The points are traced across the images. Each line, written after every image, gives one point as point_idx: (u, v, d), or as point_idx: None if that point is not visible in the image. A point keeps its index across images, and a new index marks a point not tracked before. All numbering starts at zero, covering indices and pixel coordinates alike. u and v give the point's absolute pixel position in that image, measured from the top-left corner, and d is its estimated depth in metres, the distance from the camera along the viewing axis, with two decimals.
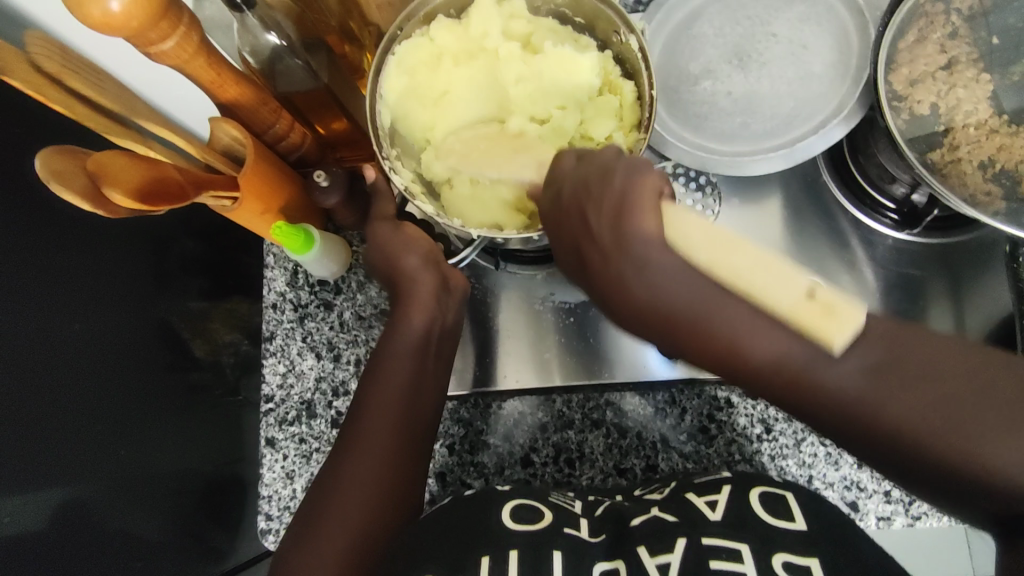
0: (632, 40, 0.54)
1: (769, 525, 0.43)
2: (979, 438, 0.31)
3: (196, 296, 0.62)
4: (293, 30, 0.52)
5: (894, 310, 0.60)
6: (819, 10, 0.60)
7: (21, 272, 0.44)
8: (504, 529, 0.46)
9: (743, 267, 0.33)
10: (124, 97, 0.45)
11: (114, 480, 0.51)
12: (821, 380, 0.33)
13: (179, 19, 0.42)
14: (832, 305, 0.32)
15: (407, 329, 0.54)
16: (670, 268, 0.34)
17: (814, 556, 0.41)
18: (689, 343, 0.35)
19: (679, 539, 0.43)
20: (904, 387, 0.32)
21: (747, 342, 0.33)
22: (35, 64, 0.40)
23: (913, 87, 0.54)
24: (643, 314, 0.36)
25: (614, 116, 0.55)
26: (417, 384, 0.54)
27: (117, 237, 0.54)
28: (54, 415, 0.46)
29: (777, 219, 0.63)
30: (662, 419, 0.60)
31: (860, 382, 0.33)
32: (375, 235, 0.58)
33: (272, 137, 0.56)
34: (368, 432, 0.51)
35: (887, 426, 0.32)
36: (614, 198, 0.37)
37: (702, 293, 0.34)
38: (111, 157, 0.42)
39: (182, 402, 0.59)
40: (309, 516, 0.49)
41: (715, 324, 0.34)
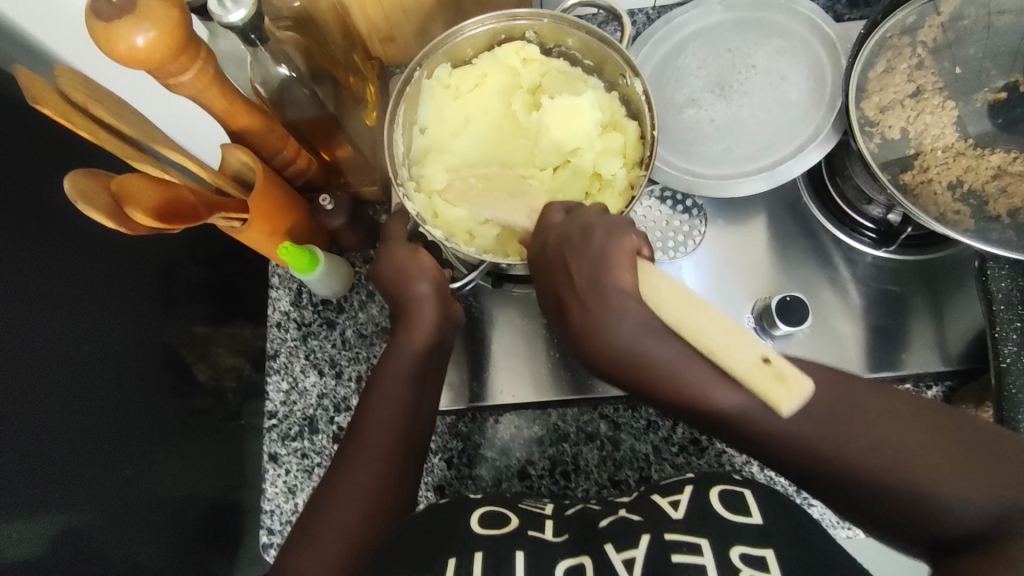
0: (638, 84, 0.57)
1: (728, 522, 0.45)
2: (943, 483, 0.38)
3: (200, 321, 0.64)
4: (302, 62, 0.56)
5: (876, 324, 0.63)
6: (795, 43, 0.65)
7: (29, 304, 0.46)
8: (467, 531, 0.48)
9: (705, 326, 0.39)
10: (142, 123, 0.48)
11: (112, 507, 0.51)
12: (780, 426, 0.40)
13: (197, 54, 0.46)
14: (783, 376, 0.36)
15: (405, 346, 0.57)
16: (636, 321, 0.42)
17: (768, 547, 0.43)
18: (638, 376, 0.43)
19: (645, 535, 0.46)
20: (841, 426, 0.40)
21: (693, 388, 0.41)
22: (63, 93, 0.42)
23: (884, 113, 0.57)
24: (622, 365, 0.43)
25: (618, 153, 0.59)
26: (415, 401, 0.56)
27: (127, 266, 0.56)
28: (56, 439, 0.47)
29: (763, 236, 0.66)
30: (653, 433, 0.62)
31: (803, 425, 0.40)
32: (392, 255, 0.60)
33: (280, 163, 0.59)
34: (363, 446, 0.53)
35: (843, 463, 0.40)
36: (588, 266, 0.44)
37: (672, 360, 0.41)
38: (133, 179, 0.46)
39: (183, 426, 0.60)
40: (307, 522, 0.51)
41: (681, 386, 0.41)
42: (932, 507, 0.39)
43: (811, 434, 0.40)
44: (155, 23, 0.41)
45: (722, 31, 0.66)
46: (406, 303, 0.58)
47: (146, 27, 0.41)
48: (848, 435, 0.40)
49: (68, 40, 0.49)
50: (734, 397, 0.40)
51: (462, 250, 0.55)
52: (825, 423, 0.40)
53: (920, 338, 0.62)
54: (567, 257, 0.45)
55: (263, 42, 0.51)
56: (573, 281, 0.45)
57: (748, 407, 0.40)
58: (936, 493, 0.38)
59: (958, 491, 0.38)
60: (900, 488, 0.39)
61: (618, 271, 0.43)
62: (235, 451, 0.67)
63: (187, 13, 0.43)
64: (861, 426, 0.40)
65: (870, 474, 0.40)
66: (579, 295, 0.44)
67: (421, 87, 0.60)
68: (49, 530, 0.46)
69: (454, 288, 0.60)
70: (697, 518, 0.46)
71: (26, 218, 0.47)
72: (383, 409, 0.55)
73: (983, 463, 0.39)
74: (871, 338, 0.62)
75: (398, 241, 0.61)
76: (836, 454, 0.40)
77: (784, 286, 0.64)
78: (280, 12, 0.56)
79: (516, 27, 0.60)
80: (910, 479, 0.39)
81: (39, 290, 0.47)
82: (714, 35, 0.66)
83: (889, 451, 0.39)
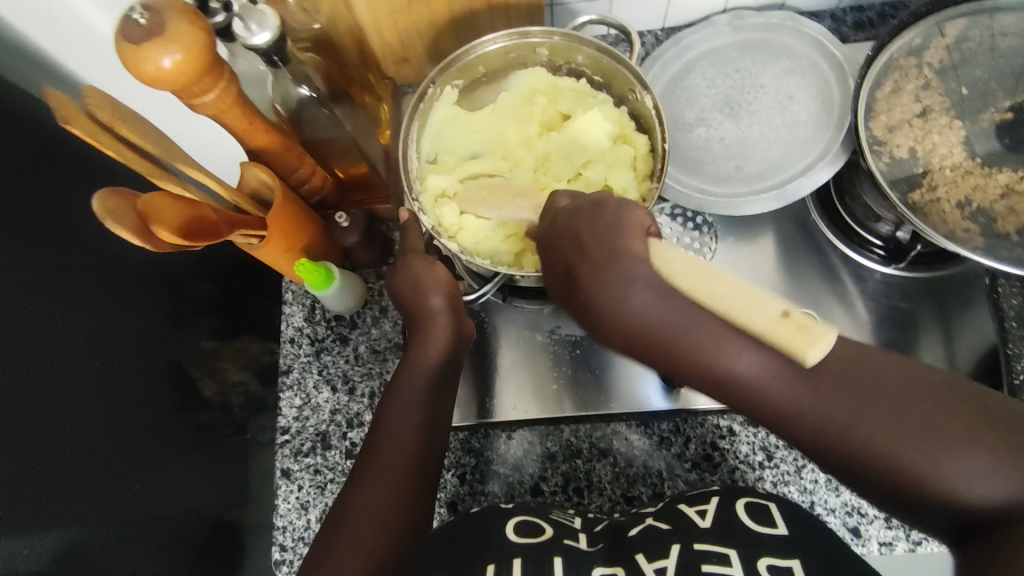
0: (648, 99, 0.58)
1: (753, 533, 0.45)
2: (953, 462, 0.34)
3: (207, 336, 0.64)
4: (321, 82, 0.58)
5: (886, 340, 0.63)
6: (803, 64, 0.66)
7: (37, 317, 0.46)
8: (504, 539, 0.47)
9: (722, 289, 0.38)
10: (165, 142, 0.49)
11: (114, 525, 0.51)
12: (772, 391, 0.38)
13: (220, 74, 0.47)
14: (805, 326, 0.36)
15: (424, 362, 0.58)
16: (648, 287, 0.40)
17: (795, 557, 0.43)
18: (650, 353, 0.40)
19: (675, 545, 0.46)
20: (846, 397, 0.37)
21: (701, 354, 0.38)
22: (91, 113, 0.43)
23: (891, 133, 0.58)
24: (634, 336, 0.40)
25: (628, 166, 0.60)
26: (433, 418, 0.56)
27: (137, 281, 0.57)
28: (62, 455, 0.47)
29: (772, 253, 0.66)
30: (667, 449, 0.62)
31: (808, 392, 0.37)
32: (408, 269, 0.60)
33: (295, 181, 0.60)
34: (384, 462, 0.53)
35: (853, 438, 0.36)
36: (603, 223, 0.43)
37: (682, 312, 0.39)
38: (158, 198, 0.46)
39: (187, 442, 0.60)
40: (329, 539, 0.51)
41: (685, 346, 0.38)
42: (943, 490, 0.35)
43: (808, 398, 0.37)
44: (183, 46, 0.42)
45: (730, 52, 0.67)
46: (426, 319, 0.59)
47: (173, 49, 0.42)
48: (857, 409, 0.36)
49: (78, 56, 0.50)
50: (729, 353, 0.38)
51: (478, 264, 0.55)
52: (839, 386, 0.37)
53: (931, 355, 0.62)
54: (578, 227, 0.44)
55: (284, 64, 0.52)
56: (587, 244, 0.43)
57: (759, 374, 0.38)
58: (972, 483, 0.34)
59: (975, 470, 0.34)
60: (916, 467, 0.35)
61: (629, 241, 0.42)
62: (241, 467, 0.66)
63: (212, 35, 0.44)
64: (864, 402, 0.36)
65: (855, 439, 0.36)
66: (590, 247, 0.42)
67: (433, 102, 0.62)
68: (50, 547, 0.45)
69: (470, 301, 0.60)
70: (724, 530, 0.46)
71: (35, 232, 0.47)
72: (405, 424, 0.55)
73: (999, 441, 0.34)
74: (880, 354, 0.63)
75: (417, 256, 0.60)
76: (829, 422, 0.37)
77: (792, 302, 0.65)
78: (299, 33, 0.58)
79: (528, 44, 0.61)
80: (909, 456, 0.35)
81: (47, 305, 0.47)
82: (721, 56, 0.68)
83: (892, 430, 0.36)
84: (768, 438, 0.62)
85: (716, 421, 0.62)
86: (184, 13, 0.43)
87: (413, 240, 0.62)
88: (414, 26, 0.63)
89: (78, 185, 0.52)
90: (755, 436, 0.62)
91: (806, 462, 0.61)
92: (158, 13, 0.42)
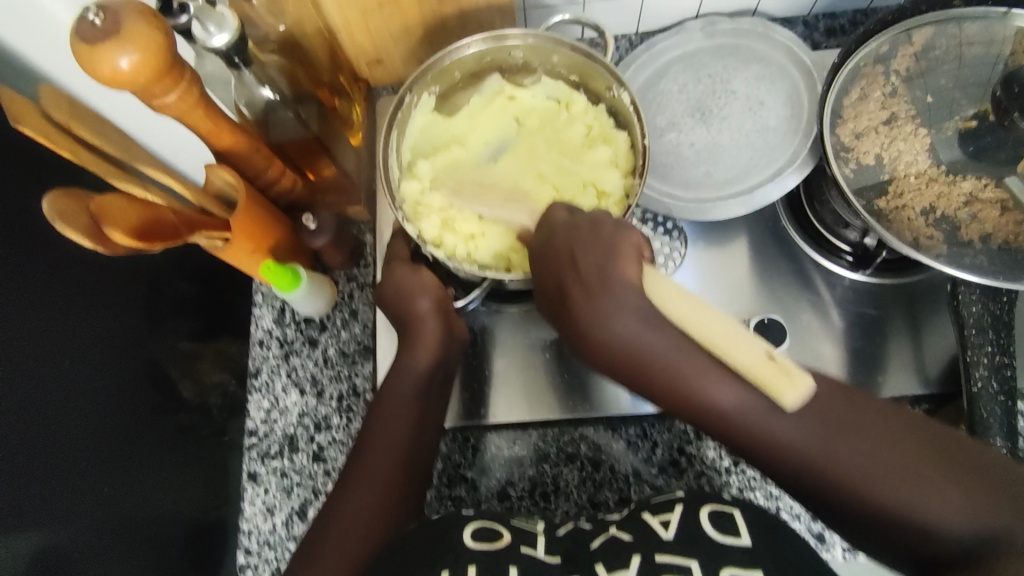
0: (626, 95, 0.58)
1: (714, 542, 0.44)
2: (908, 494, 0.36)
3: (186, 337, 0.64)
4: (285, 84, 0.58)
5: (855, 348, 0.63)
6: (773, 70, 0.66)
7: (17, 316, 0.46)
8: (462, 547, 0.47)
9: (705, 321, 0.39)
10: (126, 145, 0.49)
11: (91, 524, 0.50)
12: (768, 421, 0.39)
13: (181, 76, 0.46)
14: (788, 371, 0.38)
15: (412, 367, 0.57)
16: (638, 316, 0.41)
17: (757, 569, 0.42)
18: (635, 375, 0.42)
19: (636, 556, 0.45)
20: (827, 424, 0.38)
21: (698, 386, 0.40)
22: (45, 111, 0.43)
23: (858, 140, 0.59)
24: (615, 356, 0.42)
25: (610, 165, 0.60)
26: (421, 421, 0.56)
27: (113, 282, 0.56)
28: (39, 452, 0.46)
29: (743, 258, 0.67)
30: (634, 453, 0.62)
31: (784, 418, 0.39)
32: (393, 274, 0.61)
33: (265, 182, 0.60)
34: (366, 468, 0.53)
35: (833, 463, 0.38)
36: (596, 252, 0.44)
37: (674, 354, 0.40)
38: (111, 200, 0.46)
39: (167, 443, 0.60)
40: (313, 545, 0.51)
41: (659, 370, 0.41)
42: (900, 518, 0.36)
43: (779, 416, 0.39)
44: (138, 46, 0.42)
45: (702, 57, 0.68)
46: (414, 324, 0.59)
47: (130, 50, 0.41)
48: (836, 443, 0.38)
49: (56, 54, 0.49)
50: (725, 391, 0.39)
51: (465, 269, 0.55)
52: (822, 419, 0.38)
53: (898, 361, 0.63)
54: (577, 246, 0.45)
55: (247, 66, 0.52)
56: (581, 267, 0.44)
57: (742, 401, 0.39)
58: (910, 500, 0.36)
59: (946, 506, 0.35)
60: (878, 497, 0.37)
61: (623, 267, 0.43)
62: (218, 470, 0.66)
63: (172, 36, 0.44)
64: (829, 428, 0.38)
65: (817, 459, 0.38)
66: (584, 287, 0.43)
67: (412, 109, 0.62)
68: (28, 550, 0.44)
69: (457, 307, 0.62)
70: (686, 540, 0.45)
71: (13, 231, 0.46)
72: (392, 427, 0.55)
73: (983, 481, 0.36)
74: (850, 362, 0.63)
75: (405, 262, 0.61)
76: (806, 451, 0.38)
77: (762, 305, 0.65)
78: (266, 36, 0.58)
79: (504, 47, 0.60)
80: (873, 482, 0.37)
81: (27, 305, 0.47)
82: (693, 61, 0.68)
83: (873, 463, 0.37)
84: None
85: (682, 425, 0.63)
86: (141, 13, 0.42)
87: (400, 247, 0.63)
88: (387, 29, 0.63)
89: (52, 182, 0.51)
90: None
91: None
92: (114, 13, 0.42)
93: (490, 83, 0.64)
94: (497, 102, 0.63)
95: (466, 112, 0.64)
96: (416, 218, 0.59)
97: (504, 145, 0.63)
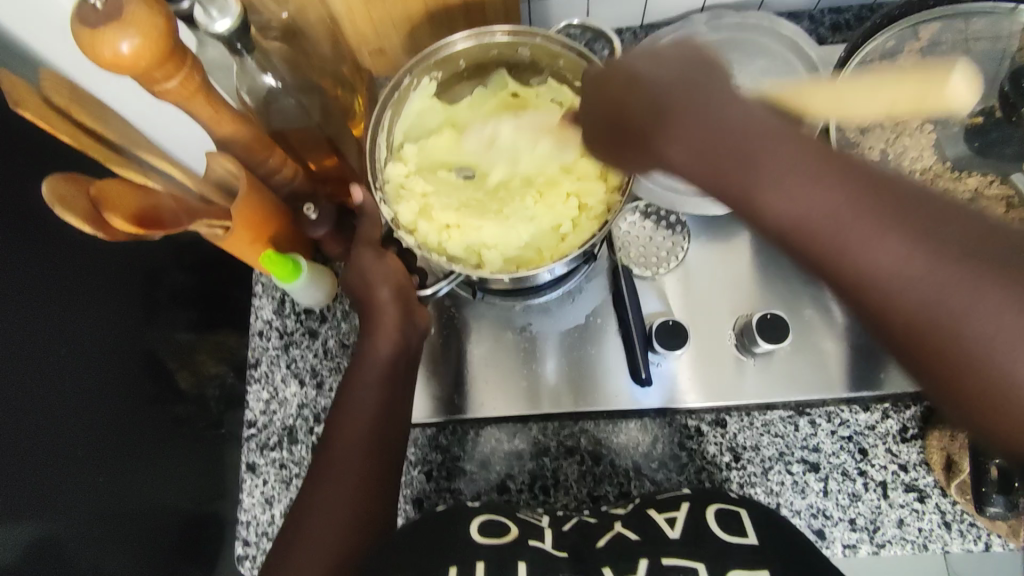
0: None
1: (722, 543, 0.45)
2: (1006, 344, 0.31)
3: (184, 328, 0.63)
4: (287, 73, 0.57)
5: (858, 344, 0.62)
6: (779, 64, 0.65)
7: (15, 304, 0.45)
8: (470, 541, 0.47)
9: (792, 148, 0.36)
10: (125, 130, 0.49)
11: (88, 513, 0.50)
12: (853, 232, 0.34)
13: (182, 61, 0.46)
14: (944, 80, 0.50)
15: (374, 354, 0.56)
16: (701, 116, 0.39)
17: (763, 569, 0.43)
18: (696, 161, 0.39)
19: (643, 560, 0.45)
20: (919, 247, 0.33)
21: (755, 185, 0.36)
22: (45, 97, 0.42)
23: (863, 136, 0.58)
24: (697, 146, 0.38)
25: (598, 181, 0.59)
26: (389, 410, 0.55)
27: (113, 272, 0.56)
28: (35, 440, 0.46)
29: (744, 254, 0.66)
30: (634, 448, 0.62)
31: (878, 231, 0.33)
32: (357, 259, 0.58)
33: (267, 171, 0.59)
34: (337, 459, 0.52)
35: (920, 301, 0.32)
36: (680, 74, 0.41)
37: (748, 138, 0.37)
38: (111, 183, 0.46)
39: (163, 434, 0.59)
40: (288, 541, 0.50)
41: (744, 164, 0.37)
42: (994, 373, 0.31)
43: (868, 225, 0.34)
44: (139, 30, 0.41)
45: None
46: (374, 310, 0.57)
47: (130, 34, 0.41)
48: (944, 270, 0.32)
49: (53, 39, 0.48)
50: (814, 197, 0.35)
51: (434, 259, 0.55)
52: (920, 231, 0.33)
53: None
54: (648, 72, 0.41)
55: (249, 52, 0.51)
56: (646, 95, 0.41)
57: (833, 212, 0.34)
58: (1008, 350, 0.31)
59: None
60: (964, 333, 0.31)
61: (711, 96, 0.39)
62: (215, 460, 0.66)
63: (173, 21, 0.43)
64: (915, 250, 0.33)
65: (909, 290, 0.33)
66: (648, 99, 0.41)
67: (410, 91, 0.61)
68: (25, 539, 0.44)
69: (424, 295, 0.59)
70: (693, 540, 0.46)
71: (12, 219, 0.46)
72: (357, 417, 0.54)
73: None
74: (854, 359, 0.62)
75: (372, 247, 0.58)
76: (893, 284, 0.33)
77: (766, 301, 0.65)
78: (267, 22, 0.57)
79: (513, 42, 0.60)
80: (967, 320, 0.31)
81: (26, 294, 0.47)
82: None
83: (971, 297, 0.31)
84: (736, 439, 0.61)
85: (683, 420, 0.62)
86: None
87: (367, 228, 0.59)
88: (388, 18, 0.63)
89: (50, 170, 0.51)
90: (723, 436, 0.62)
91: (773, 463, 0.60)
92: None
93: (496, 76, 0.64)
94: (500, 97, 0.63)
95: (468, 103, 0.64)
96: (397, 200, 0.59)
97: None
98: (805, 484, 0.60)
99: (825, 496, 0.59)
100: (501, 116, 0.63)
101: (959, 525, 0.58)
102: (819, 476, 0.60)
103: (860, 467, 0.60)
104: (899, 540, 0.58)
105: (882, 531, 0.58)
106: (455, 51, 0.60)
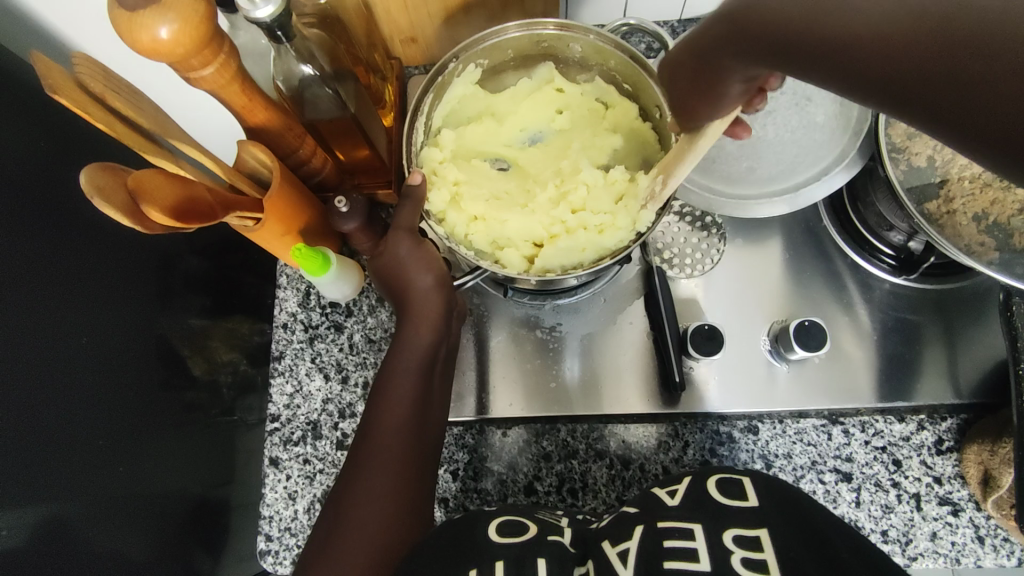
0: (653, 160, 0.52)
1: (720, 504, 0.41)
2: None
3: (196, 314, 0.62)
4: (326, 61, 0.54)
5: (892, 353, 0.62)
6: None
7: (24, 284, 0.43)
8: (487, 541, 0.43)
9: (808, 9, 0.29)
10: (160, 116, 0.46)
11: (100, 499, 0.48)
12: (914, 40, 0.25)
13: (220, 48, 0.44)
14: None
15: (414, 343, 0.55)
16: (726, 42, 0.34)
17: (763, 526, 0.39)
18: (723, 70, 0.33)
19: (639, 526, 0.41)
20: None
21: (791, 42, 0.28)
22: (82, 84, 0.40)
23: (911, 140, 0.57)
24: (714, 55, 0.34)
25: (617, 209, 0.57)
26: (426, 400, 0.54)
27: (127, 255, 0.54)
28: (46, 423, 0.44)
29: (777, 260, 0.65)
30: (664, 453, 0.61)
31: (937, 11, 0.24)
32: (394, 245, 0.55)
33: (295, 161, 0.58)
34: (377, 449, 0.50)
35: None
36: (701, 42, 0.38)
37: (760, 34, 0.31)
38: (148, 174, 0.44)
39: (174, 419, 0.57)
40: (328, 534, 0.48)
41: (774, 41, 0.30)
42: None
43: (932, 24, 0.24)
44: (179, 15, 0.39)
45: None
46: (413, 297, 0.56)
47: (170, 18, 0.39)
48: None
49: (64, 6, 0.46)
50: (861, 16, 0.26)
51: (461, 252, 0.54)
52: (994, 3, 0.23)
53: (931, 368, 0.61)
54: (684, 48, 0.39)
55: (288, 40, 0.49)
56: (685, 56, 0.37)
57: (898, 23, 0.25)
58: None
59: None
60: None
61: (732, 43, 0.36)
62: (228, 449, 0.64)
63: (212, 7, 0.42)
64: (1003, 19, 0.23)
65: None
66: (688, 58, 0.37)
67: (453, 78, 0.59)
68: (30, 523, 0.42)
69: (451, 287, 0.58)
70: (692, 504, 0.42)
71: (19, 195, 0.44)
72: (396, 405, 0.52)
73: None
74: (883, 365, 0.62)
75: (411, 235, 0.55)
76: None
77: (799, 309, 0.64)
78: (304, 7, 0.54)
79: (565, 37, 0.59)
80: None
81: (35, 274, 0.44)
82: None
83: None
84: (767, 446, 0.61)
85: (715, 426, 0.62)
86: None
87: (408, 211, 0.54)
88: (422, 3, 0.61)
89: (60, 146, 0.48)
90: (755, 443, 0.61)
91: (805, 472, 0.60)
92: None
93: (541, 70, 0.62)
94: (544, 90, 0.62)
95: (511, 93, 0.62)
96: None
97: (539, 136, 0.62)
98: (837, 494, 0.59)
99: (857, 507, 0.58)
100: (543, 110, 0.62)
101: (993, 539, 0.57)
102: (852, 486, 0.59)
103: (894, 479, 0.59)
104: (932, 553, 0.57)
105: (914, 543, 0.57)
106: (504, 39, 0.58)
